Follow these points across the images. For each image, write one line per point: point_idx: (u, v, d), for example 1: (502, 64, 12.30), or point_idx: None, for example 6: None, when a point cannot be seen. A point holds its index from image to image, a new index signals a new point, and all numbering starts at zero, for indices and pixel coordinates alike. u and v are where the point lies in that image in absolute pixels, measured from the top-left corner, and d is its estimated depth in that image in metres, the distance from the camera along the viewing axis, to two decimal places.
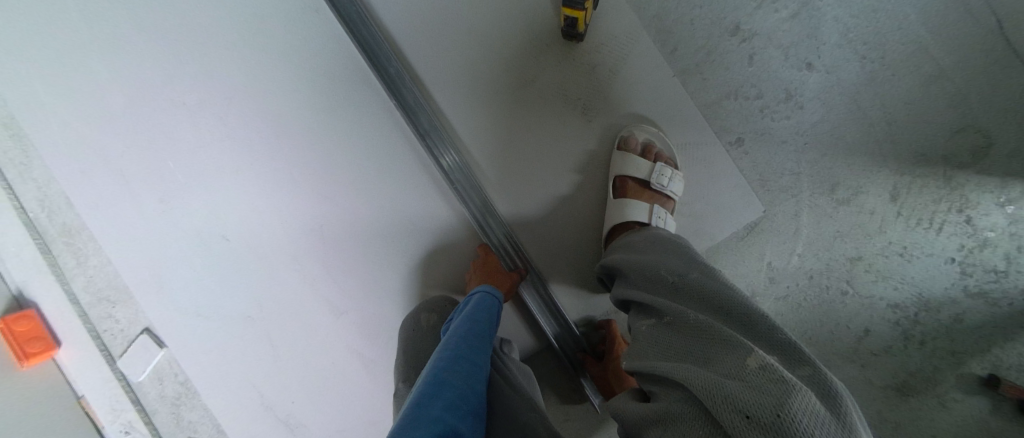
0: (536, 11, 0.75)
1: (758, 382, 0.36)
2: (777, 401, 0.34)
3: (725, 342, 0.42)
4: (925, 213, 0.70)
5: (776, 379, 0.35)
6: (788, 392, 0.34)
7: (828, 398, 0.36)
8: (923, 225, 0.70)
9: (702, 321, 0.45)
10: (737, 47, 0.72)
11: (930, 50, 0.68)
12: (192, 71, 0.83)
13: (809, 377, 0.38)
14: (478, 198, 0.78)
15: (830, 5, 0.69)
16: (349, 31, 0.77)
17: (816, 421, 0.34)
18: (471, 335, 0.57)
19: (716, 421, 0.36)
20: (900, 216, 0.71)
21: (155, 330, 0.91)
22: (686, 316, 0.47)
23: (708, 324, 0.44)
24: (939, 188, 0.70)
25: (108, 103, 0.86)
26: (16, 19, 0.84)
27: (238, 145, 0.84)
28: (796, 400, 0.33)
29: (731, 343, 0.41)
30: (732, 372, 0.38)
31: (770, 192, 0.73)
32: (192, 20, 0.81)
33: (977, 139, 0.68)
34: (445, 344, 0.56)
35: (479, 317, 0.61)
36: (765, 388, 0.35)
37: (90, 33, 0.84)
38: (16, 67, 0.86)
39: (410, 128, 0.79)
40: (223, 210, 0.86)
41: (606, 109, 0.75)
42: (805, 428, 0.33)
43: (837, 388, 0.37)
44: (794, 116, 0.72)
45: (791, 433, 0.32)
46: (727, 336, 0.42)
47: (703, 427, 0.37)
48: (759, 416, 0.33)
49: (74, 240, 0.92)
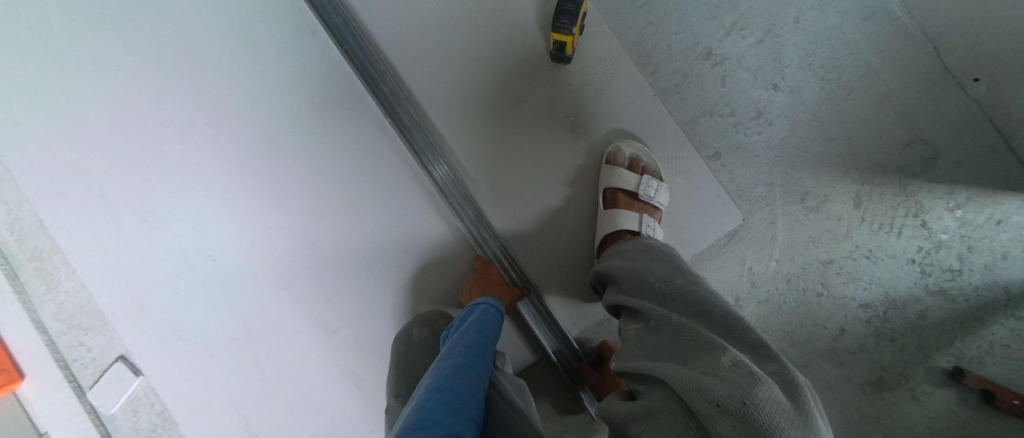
0: (526, 36, 0.80)
1: (730, 376, 0.40)
2: (746, 393, 0.38)
3: (702, 342, 0.46)
4: (886, 218, 0.77)
5: (747, 375, 0.40)
6: (754, 385, 0.39)
7: (789, 390, 0.41)
8: (885, 230, 0.77)
9: (684, 323, 0.48)
10: (711, 70, 0.78)
11: (879, 73, 0.76)
12: (183, 91, 0.83)
13: (774, 372, 0.43)
14: (472, 211, 0.80)
15: (790, 33, 0.76)
16: (345, 53, 0.80)
17: (778, 411, 0.38)
18: (476, 345, 0.58)
19: (690, 411, 0.40)
20: (864, 221, 0.77)
21: (131, 357, 0.87)
22: (669, 319, 0.50)
23: (688, 327, 0.48)
24: (896, 195, 0.76)
25: (91, 122, 0.84)
26: None
27: (229, 165, 0.83)
28: (762, 391, 0.38)
29: (709, 343, 0.45)
30: (710, 369, 0.42)
31: (747, 202, 0.78)
32: (185, 42, 0.82)
33: (925, 151, 0.75)
34: (450, 352, 0.57)
35: (484, 328, 0.62)
36: (736, 381, 0.40)
37: (75, 53, 0.83)
38: None
39: (405, 145, 0.81)
40: (210, 230, 0.84)
41: (593, 126, 0.79)
42: (769, 416, 0.37)
43: (797, 381, 0.41)
44: (765, 132, 0.78)
45: (757, 419, 0.37)
46: (705, 337, 0.46)
47: (681, 418, 0.41)
48: (730, 406, 0.38)
49: (44, 265, 0.88)
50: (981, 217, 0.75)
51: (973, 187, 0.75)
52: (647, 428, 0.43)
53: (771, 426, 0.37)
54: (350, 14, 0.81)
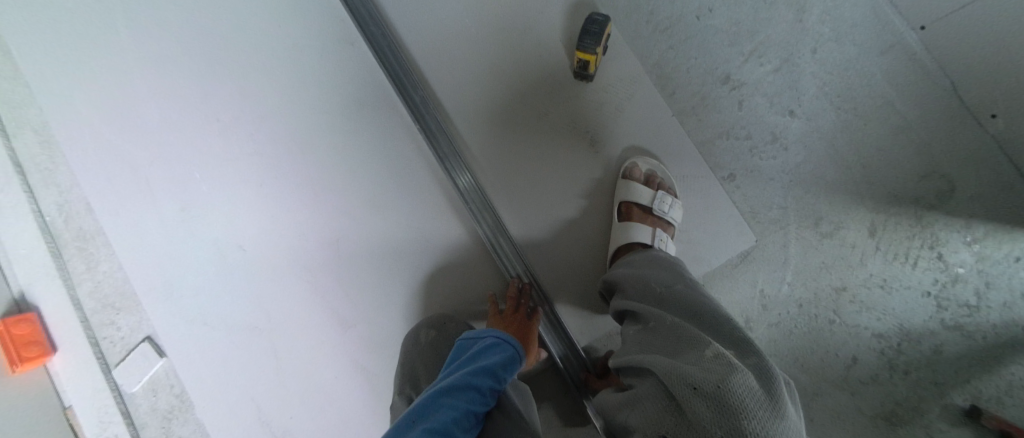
0: (550, 55, 0.84)
1: (709, 364, 0.43)
2: (720, 377, 0.40)
3: (689, 337, 0.48)
4: (901, 248, 0.77)
5: (724, 363, 0.42)
6: (729, 371, 0.41)
7: (765, 378, 0.42)
8: (900, 260, 0.77)
9: (676, 322, 0.51)
10: (728, 94, 0.81)
11: (895, 105, 0.77)
12: (229, 91, 0.89)
13: (754, 363, 0.44)
14: (490, 218, 0.83)
15: (807, 63, 0.79)
16: (381, 62, 0.85)
17: (751, 395, 0.40)
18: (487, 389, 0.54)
19: (673, 396, 0.43)
20: (878, 250, 0.77)
21: (157, 339, 0.92)
22: (664, 318, 0.53)
23: (678, 324, 0.51)
24: (911, 226, 0.77)
25: (144, 115, 0.91)
26: (67, 37, 0.91)
27: (264, 161, 0.89)
28: (735, 376, 0.40)
29: (694, 338, 0.47)
30: (692, 359, 0.45)
31: (760, 224, 0.79)
32: (235, 47, 0.89)
33: (941, 184, 0.76)
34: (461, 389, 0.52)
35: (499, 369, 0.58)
36: (712, 368, 0.42)
37: (135, 52, 0.90)
38: (56, 79, 0.92)
39: (430, 151, 0.85)
40: (241, 221, 0.89)
41: (612, 142, 0.82)
42: (740, 399, 0.39)
43: (773, 370, 0.43)
44: (780, 157, 0.79)
45: (728, 400, 0.39)
46: (691, 332, 0.48)
47: (664, 403, 0.44)
48: (703, 387, 0.40)
49: (87, 245, 0.94)
50: (999, 253, 0.74)
51: (990, 223, 0.75)
52: (638, 414, 0.47)
53: (742, 408, 0.39)
54: (388, 26, 0.87)
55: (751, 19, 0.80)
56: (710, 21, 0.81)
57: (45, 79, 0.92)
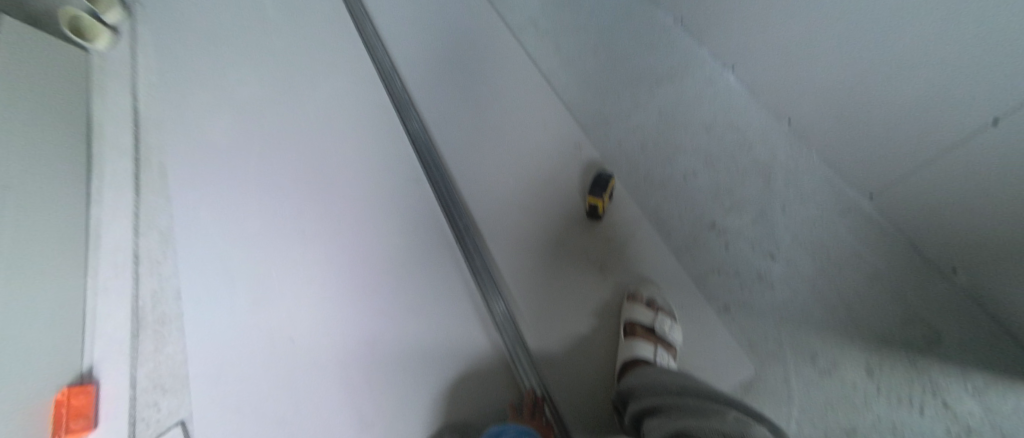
0: (568, 199, 1.07)
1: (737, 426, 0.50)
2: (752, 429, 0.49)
3: (710, 410, 0.55)
4: (903, 393, 0.80)
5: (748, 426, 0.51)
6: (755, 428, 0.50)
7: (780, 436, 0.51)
8: (906, 405, 0.79)
9: (698, 401, 0.57)
10: (716, 239, 0.98)
11: (863, 257, 0.92)
12: (320, 213, 1.16)
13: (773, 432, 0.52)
14: (512, 328, 0.95)
15: (779, 217, 0.99)
16: (438, 197, 1.11)
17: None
18: None
19: None
20: (881, 392, 0.81)
21: (190, 425, 0.98)
22: (681, 403, 0.59)
23: (697, 403, 0.57)
24: (908, 371, 0.81)
25: (247, 226, 1.17)
26: (219, 174, 1.27)
27: (330, 268, 1.09)
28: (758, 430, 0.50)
29: (716, 409, 0.55)
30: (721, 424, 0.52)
31: (760, 355, 0.86)
32: (332, 184, 1.19)
33: (926, 332, 0.84)
34: None
35: None
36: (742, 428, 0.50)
37: (261, 184, 1.23)
38: (188, 198, 1.25)
39: (467, 267, 1.02)
40: (297, 317, 1.04)
41: (619, 270, 0.97)
42: None
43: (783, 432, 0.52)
44: (768, 293, 0.92)
45: None
46: (712, 406, 0.56)
47: None
48: None
49: (162, 328, 1.10)
50: (1002, 402, 0.77)
51: (984, 373, 0.79)
52: None
53: None
54: (446, 171, 1.15)
55: (728, 182, 1.05)
56: (695, 181, 1.06)
57: (186, 199, 1.25)
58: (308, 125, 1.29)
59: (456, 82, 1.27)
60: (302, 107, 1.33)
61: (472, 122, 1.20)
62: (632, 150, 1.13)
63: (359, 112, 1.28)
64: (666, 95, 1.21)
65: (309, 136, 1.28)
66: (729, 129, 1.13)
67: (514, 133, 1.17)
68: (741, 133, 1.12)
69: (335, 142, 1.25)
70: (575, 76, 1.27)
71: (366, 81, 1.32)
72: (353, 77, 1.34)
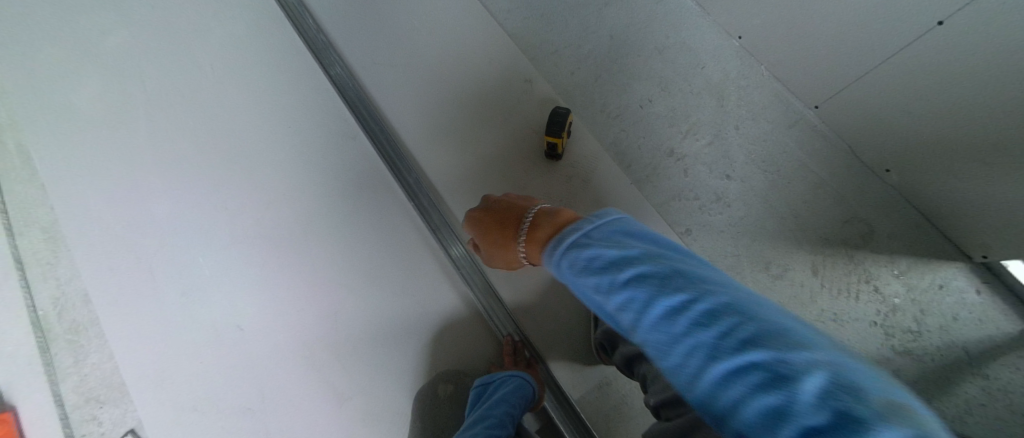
0: (522, 144, 1.02)
1: None
2: None
3: None
4: (925, 282, 0.92)
5: None
6: None
7: None
8: (921, 287, 0.92)
9: None
10: (674, 164, 1.03)
11: (810, 166, 1.01)
12: (237, 180, 0.99)
13: None
14: (479, 279, 0.94)
15: (733, 138, 1.04)
16: (382, 153, 1.01)
17: None
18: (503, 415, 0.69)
19: None
20: (899, 275, 0.93)
21: (141, 430, 0.87)
22: None
23: None
24: (856, 247, 0.95)
25: (154, 208, 0.97)
26: (87, 141, 1.00)
27: (265, 240, 0.96)
28: None
29: None
30: None
31: (710, 254, 0.97)
32: (247, 147, 1.02)
33: (863, 228, 0.96)
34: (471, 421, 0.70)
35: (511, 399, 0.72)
36: None
37: (150, 148, 1.00)
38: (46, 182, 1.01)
39: (423, 224, 0.97)
40: (240, 303, 0.92)
41: (579, 207, 0.98)
42: None
43: None
44: (725, 212, 0.99)
45: None
46: None
47: None
48: None
49: (78, 337, 0.90)
50: (924, 282, 0.92)
51: (911, 257, 0.93)
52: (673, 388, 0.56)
53: None
54: (385, 125, 1.04)
55: (682, 104, 1.07)
56: (651, 108, 1.07)
57: None
58: (196, 76, 1.06)
59: (380, 21, 1.12)
60: (185, 54, 1.08)
61: (409, 65, 1.08)
62: (586, 81, 1.09)
63: (265, 64, 1.08)
64: (616, 19, 1.14)
65: (203, 90, 1.05)
66: (683, 51, 1.10)
67: (456, 73, 1.07)
68: (695, 53, 1.10)
69: (239, 97, 1.05)
70: (520, 3, 1.16)
71: (271, 26, 1.11)
72: (251, 21, 1.11)
